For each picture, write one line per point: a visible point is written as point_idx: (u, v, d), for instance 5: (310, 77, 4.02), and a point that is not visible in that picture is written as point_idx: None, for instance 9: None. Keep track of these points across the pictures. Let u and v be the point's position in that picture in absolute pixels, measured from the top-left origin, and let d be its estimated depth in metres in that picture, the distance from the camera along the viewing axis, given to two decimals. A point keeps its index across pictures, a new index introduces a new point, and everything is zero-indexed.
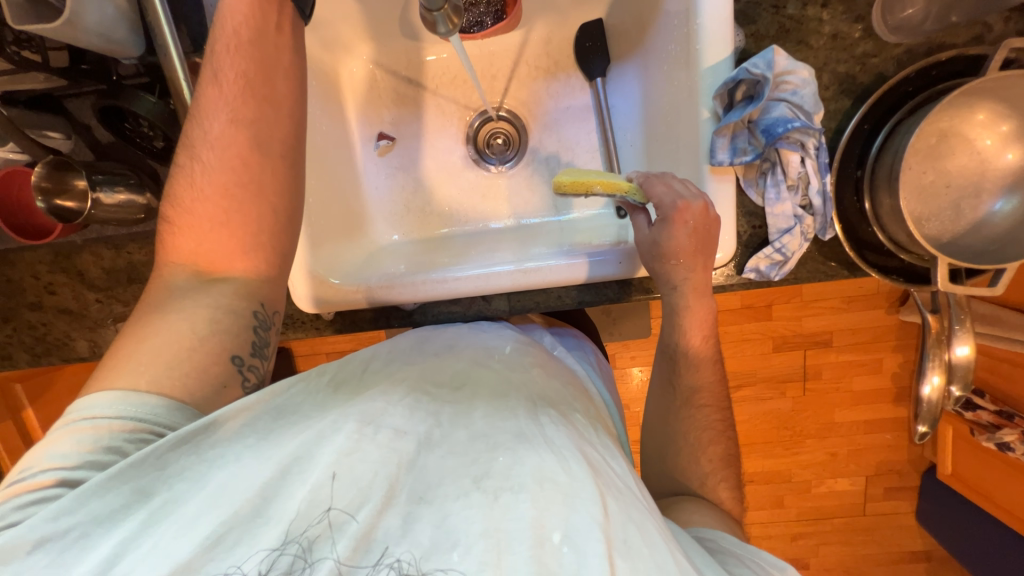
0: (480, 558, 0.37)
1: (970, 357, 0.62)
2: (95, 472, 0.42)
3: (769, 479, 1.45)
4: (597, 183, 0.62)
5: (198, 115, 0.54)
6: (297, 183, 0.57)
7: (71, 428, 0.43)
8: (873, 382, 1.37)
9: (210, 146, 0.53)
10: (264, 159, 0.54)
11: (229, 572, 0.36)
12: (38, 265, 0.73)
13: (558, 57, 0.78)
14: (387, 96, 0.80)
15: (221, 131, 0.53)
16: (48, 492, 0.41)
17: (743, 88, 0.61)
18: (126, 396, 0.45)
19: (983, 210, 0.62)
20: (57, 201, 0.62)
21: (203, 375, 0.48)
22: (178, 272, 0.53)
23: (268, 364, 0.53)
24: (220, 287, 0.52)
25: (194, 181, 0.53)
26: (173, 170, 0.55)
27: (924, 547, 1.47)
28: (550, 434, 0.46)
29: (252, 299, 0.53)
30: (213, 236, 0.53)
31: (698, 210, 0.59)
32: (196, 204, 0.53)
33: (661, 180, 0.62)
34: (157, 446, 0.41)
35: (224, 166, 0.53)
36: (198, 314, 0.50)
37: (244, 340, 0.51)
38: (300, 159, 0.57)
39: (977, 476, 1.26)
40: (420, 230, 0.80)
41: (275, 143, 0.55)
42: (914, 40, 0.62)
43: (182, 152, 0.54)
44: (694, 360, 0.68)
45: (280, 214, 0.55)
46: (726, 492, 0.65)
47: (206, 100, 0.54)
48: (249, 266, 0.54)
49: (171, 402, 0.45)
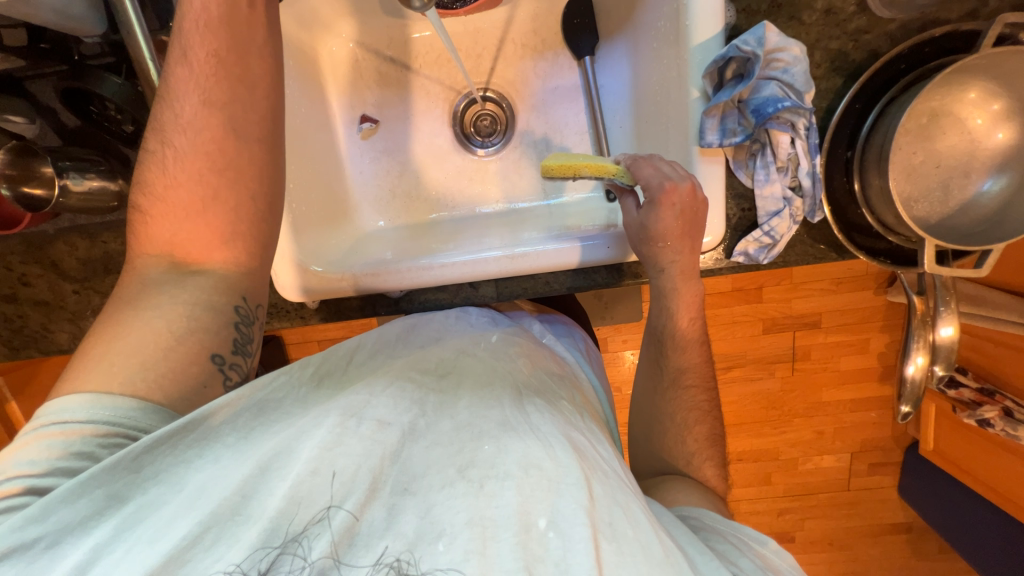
0: (465, 547, 0.37)
1: (954, 337, 0.63)
2: (65, 478, 0.41)
3: (757, 457, 1.48)
4: (585, 167, 0.60)
5: (168, 97, 0.52)
6: (277, 169, 0.55)
7: (39, 434, 0.42)
8: (860, 362, 1.39)
9: (182, 130, 0.52)
10: (241, 144, 0.53)
11: (207, 573, 0.35)
12: (10, 256, 0.70)
13: (546, 35, 0.76)
14: (370, 76, 0.77)
15: (192, 114, 0.51)
16: (14, 501, 0.39)
17: (733, 66, 0.59)
18: (98, 399, 0.43)
19: (972, 189, 0.62)
20: (25, 188, 0.60)
21: (182, 376, 0.47)
22: (153, 265, 0.51)
23: (251, 361, 0.53)
24: (198, 280, 0.51)
25: (166, 168, 0.52)
26: (144, 155, 0.53)
27: (905, 519, 1.52)
28: (535, 422, 0.46)
29: (234, 293, 0.52)
30: (188, 226, 0.52)
31: (685, 192, 0.58)
32: (169, 191, 0.52)
33: (649, 162, 0.61)
34: (131, 449, 0.40)
35: (198, 151, 0.52)
36: (173, 312, 0.49)
37: (224, 337, 0.50)
38: (279, 143, 0.55)
39: (958, 452, 1.30)
40: (405, 216, 0.78)
41: (252, 127, 0.53)
42: (907, 15, 0.61)
43: (152, 136, 0.53)
44: (681, 341, 0.68)
45: (258, 201, 0.54)
46: (712, 470, 0.66)
47: (177, 82, 0.51)
48: (227, 257, 0.53)
49: (147, 404, 0.44)
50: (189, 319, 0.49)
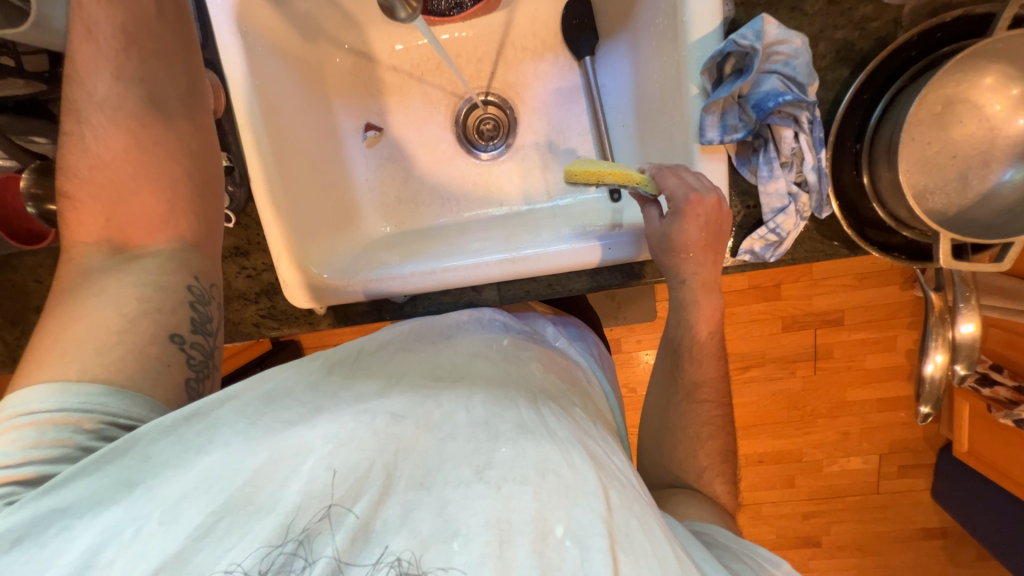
0: (481, 550, 0.37)
1: (975, 335, 0.59)
2: (52, 466, 0.42)
3: (779, 459, 1.44)
4: (608, 173, 0.60)
5: (79, 76, 0.53)
6: (207, 146, 0.58)
7: (10, 425, 0.43)
8: (887, 360, 1.34)
9: (98, 108, 0.52)
10: (163, 120, 0.54)
11: (214, 566, 0.36)
12: (39, 269, 0.74)
13: (545, 37, 0.76)
14: (373, 85, 0.79)
15: (106, 92, 0.53)
16: (1, 490, 0.41)
17: (732, 61, 0.58)
18: (64, 388, 0.44)
19: (991, 179, 0.59)
20: (47, 206, 0.63)
21: (141, 357, 0.48)
22: (93, 252, 0.52)
23: (213, 339, 0.54)
24: (142, 262, 0.52)
25: (88, 149, 0.53)
26: (62, 139, 0.53)
27: (939, 524, 1.45)
28: (551, 425, 0.46)
29: (185, 273, 0.53)
30: (128, 208, 0.53)
31: (711, 204, 0.58)
32: (96, 172, 0.52)
33: (673, 171, 0.60)
34: (162, 421, 0.43)
35: (120, 127, 0.53)
36: (122, 296, 0.49)
37: (181, 317, 0.51)
38: (202, 118, 0.58)
39: (996, 453, 1.23)
40: (410, 221, 0.79)
41: (174, 104, 0.55)
42: (917, 1, 0.58)
43: (69, 119, 0.53)
44: (698, 354, 0.66)
45: (195, 177, 0.56)
46: (722, 487, 0.65)
47: (84, 61, 0.53)
48: (171, 236, 0.54)
49: (113, 389, 0.45)
50: (141, 302, 0.50)
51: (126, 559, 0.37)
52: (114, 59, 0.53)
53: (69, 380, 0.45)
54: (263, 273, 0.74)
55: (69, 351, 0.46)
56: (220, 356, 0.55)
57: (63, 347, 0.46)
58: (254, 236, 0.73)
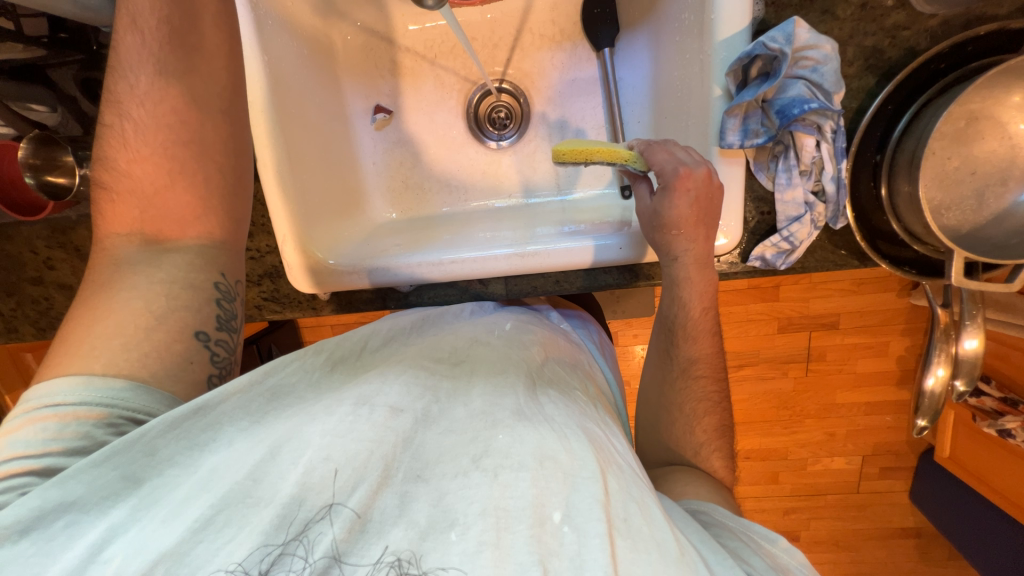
0: (478, 538, 0.36)
1: (978, 350, 0.61)
2: (64, 459, 0.41)
3: (765, 455, 1.47)
4: (597, 152, 0.59)
5: (120, 67, 0.51)
6: (242, 140, 0.56)
7: (34, 417, 0.42)
8: (877, 364, 1.36)
9: (140, 101, 0.51)
10: (203, 115, 0.52)
11: (209, 566, 0.35)
12: (36, 240, 0.73)
13: (565, 25, 0.73)
14: (386, 65, 0.76)
15: (148, 84, 0.51)
16: (14, 481, 0.40)
17: (759, 64, 0.58)
18: (88, 381, 0.44)
19: (1007, 199, 0.59)
20: (47, 177, 0.63)
21: (167, 354, 0.47)
22: (124, 243, 0.50)
23: (238, 337, 0.53)
24: (173, 258, 0.51)
25: (127, 141, 0.51)
26: (100, 130, 0.52)
27: (915, 524, 1.50)
28: (549, 413, 0.46)
29: (213, 269, 0.52)
30: (158, 201, 0.51)
31: (701, 177, 0.57)
32: (134, 165, 0.51)
33: (663, 147, 0.60)
34: (148, 429, 0.41)
35: (159, 123, 0.51)
36: (152, 292, 0.48)
37: (207, 315, 0.50)
38: (241, 112, 0.56)
39: (977, 460, 1.26)
40: (413, 206, 0.78)
41: (213, 98, 0.53)
42: (951, 10, 0.58)
43: (109, 109, 0.52)
44: (693, 332, 0.66)
45: (227, 172, 0.54)
46: (720, 462, 0.66)
47: (129, 51, 0.51)
48: (202, 231, 0.52)
49: (137, 384, 0.45)
50: (169, 298, 0.49)
51: (126, 556, 0.36)
52: (131, 41, 0.51)
53: (88, 370, 0.44)
54: (266, 256, 0.73)
55: (85, 341, 0.45)
56: (243, 356, 0.54)
57: (80, 337, 0.46)
58: (259, 216, 0.72)
